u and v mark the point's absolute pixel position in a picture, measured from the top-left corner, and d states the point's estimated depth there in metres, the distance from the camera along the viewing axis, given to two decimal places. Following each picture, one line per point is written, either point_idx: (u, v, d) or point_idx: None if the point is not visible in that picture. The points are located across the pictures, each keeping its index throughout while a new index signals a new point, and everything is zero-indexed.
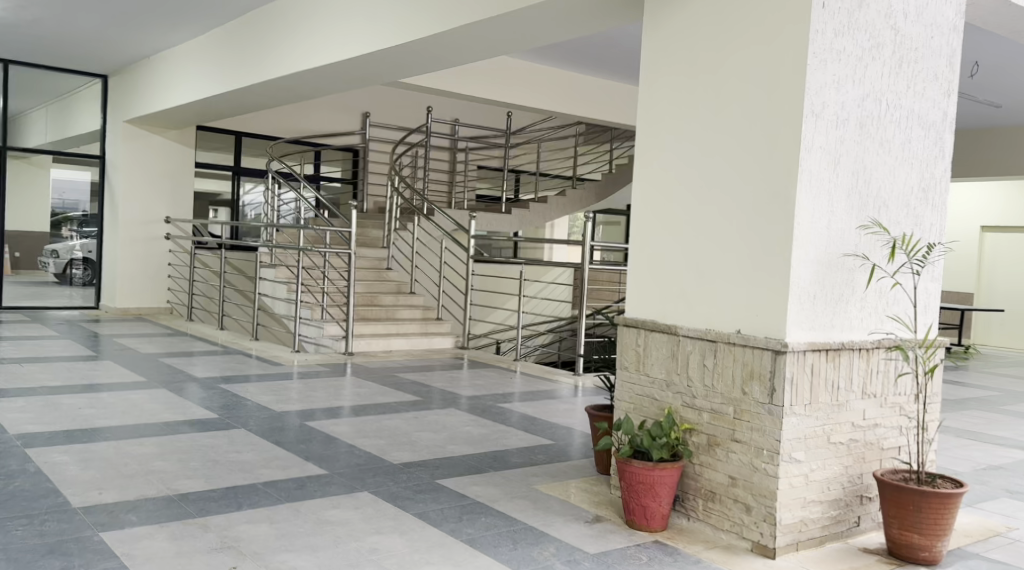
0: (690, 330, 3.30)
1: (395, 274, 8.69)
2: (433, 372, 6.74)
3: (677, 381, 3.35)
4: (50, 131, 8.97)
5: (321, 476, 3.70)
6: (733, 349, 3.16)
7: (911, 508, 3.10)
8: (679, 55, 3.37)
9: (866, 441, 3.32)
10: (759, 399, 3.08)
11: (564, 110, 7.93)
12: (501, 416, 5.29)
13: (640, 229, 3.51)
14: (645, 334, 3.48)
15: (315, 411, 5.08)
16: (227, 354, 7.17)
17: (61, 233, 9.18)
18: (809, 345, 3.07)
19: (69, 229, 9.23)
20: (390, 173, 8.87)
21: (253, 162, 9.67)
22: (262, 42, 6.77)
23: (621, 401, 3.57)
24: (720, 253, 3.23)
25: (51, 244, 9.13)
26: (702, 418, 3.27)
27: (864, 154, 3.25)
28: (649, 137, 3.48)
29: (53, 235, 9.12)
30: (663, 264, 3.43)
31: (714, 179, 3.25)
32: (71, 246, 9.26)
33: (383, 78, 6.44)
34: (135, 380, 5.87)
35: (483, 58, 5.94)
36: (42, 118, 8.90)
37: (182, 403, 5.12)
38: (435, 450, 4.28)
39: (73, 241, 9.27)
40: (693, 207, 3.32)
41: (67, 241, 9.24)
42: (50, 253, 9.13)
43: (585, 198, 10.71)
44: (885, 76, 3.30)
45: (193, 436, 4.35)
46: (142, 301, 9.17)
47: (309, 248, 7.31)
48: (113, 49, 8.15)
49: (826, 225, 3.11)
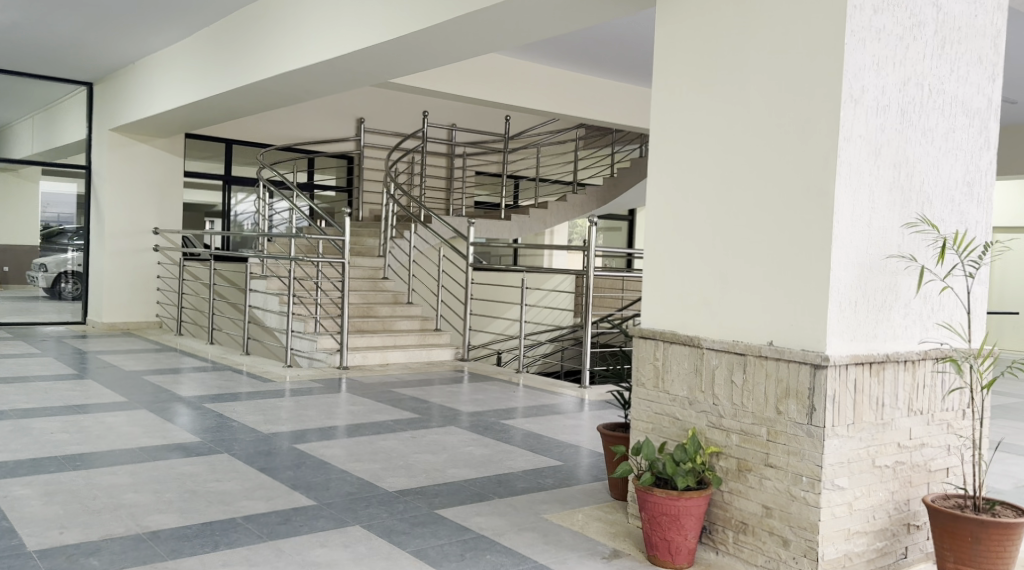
0: (714, 343, 2.97)
1: (391, 284, 8.35)
2: (432, 387, 6.40)
3: (701, 399, 3.02)
4: (36, 142, 8.67)
5: (309, 508, 3.36)
6: (765, 364, 2.83)
7: (969, 540, 2.77)
8: (698, 35, 3.04)
9: (914, 463, 2.98)
10: (795, 419, 2.75)
11: (563, 108, 7.62)
12: (505, 434, 4.95)
13: (655, 229, 3.18)
14: (664, 346, 3.14)
15: (307, 432, 4.75)
16: (216, 370, 6.84)
17: (52, 246, 8.89)
18: (851, 358, 2.74)
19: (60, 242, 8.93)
20: (386, 179, 8.54)
21: (243, 171, 9.35)
22: (241, 41, 6.54)
23: (638, 420, 3.24)
24: (748, 257, 2.90)
25: (40, 257, 8.83)
26: (729, 440, 2.93)
27: (905, 144, 2.93)
28: (665, 129, 3.15)
29: (43, 248, 8.83)
30: (682, 269, 3.10)
31: (740, 173, 2.92)
32: (62, 259, 8.95)
33: (366, 79, 6.15)
34: (117, 401, 5.53)
35: (475, 55, 5.64)
36: (28, 129, 8.59)
37: (164, 426, 4.78)
38: (435, 475, 3.93)
39: (64, 254, 8.96)
40: (716, 206, 2.99)
41: (59, 255, 8.93)
42: (39, 267, 8.83)
43: (587, 204, 10.37)
44: (927, 58, 2.97)
45: (172, 463, 4.00)
46: (130, 315, 8.81)
47: (302, 257, 6.95)
48: (92, 53, 7.83)
49: (867, 223, 2.79)
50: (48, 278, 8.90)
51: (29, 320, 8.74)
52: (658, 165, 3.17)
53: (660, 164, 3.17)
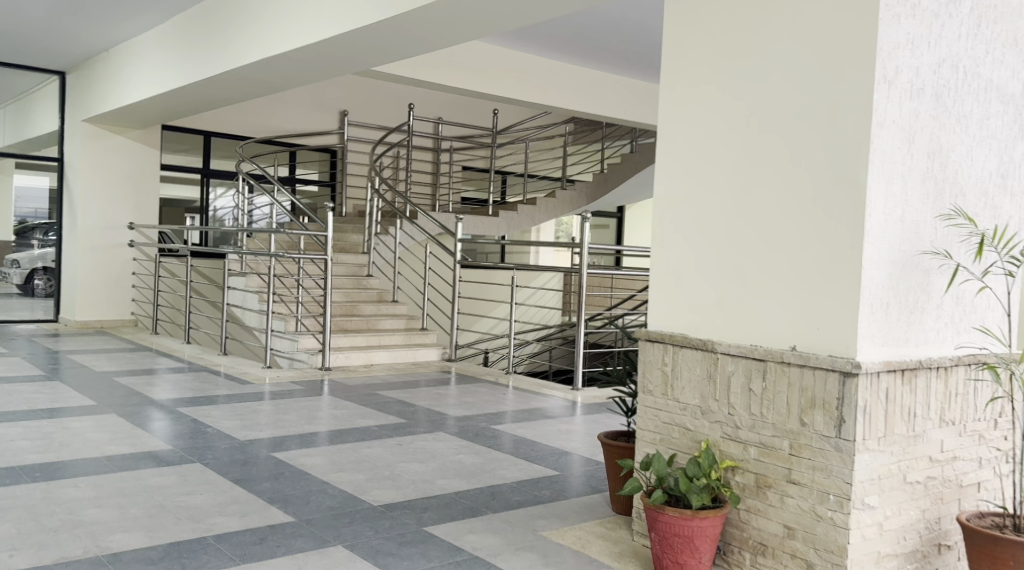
0: (730, 347, 2.72)
1: (376, 281, 8.07)
2: (418, 389, 6.13)
3: (715, 409, 2.77)
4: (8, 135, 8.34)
5: (287, 526, 3.10)
6: (787, 371, 2.58)
7: (1010, 564, 2.52)
8: (712, 11, 2.79)
9: (945, 478, 2.74)
10: (821, 431, 2.51)
11: (552, 100, 7.37)
12: (496, 440, 4.68)
13: (662, 224, 2.92)
14: (673, 350, 2.89)
15: (287, 439, 4.48)
16: (193, 371, 6.53)
17: (27, 242, 8.55)
18: (884, 365, 2.50)
19: (36, 237, 8.59)
20: (371, 172, 8.25)
21: (223, 164, 9.06)
22: (217, 28, 6.26)
23: (643, 430, 2.99)
24: (768, 255, 2.65)
25: (14, 253, 8.50)
26: (746, 454, 2.69)
27: (940, 131, 2.68)
28: (675, 116, 2.89)
29: (17, 244, 8.49)
30: (693, 269, 2.85)
31: (760, 162, 2.67)
32: (35, 254, 8.62)
33: (346, 67, 5.88)
34: (86, 405, 5.23)
35: (462, 42, 5.37)
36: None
37: (134, 432, 4.49)
38: (423, 486, 3.66)
39: (38, 250, 8.63)
40: (732, 198, 2.74)
41: (32, 250, 8.59)
42: (11, 263, 8.50)
43: (576, 199, 10.13)
44: (962, 38, 2.73)
45: (140, 474, 3.72)
46: (104, 313, 8.48)
47: (283, 253, 6.64)
48: (62, 40, 7.52)
49: (900, 217, 2.55)
50: (21, 274, 8.58)
51: (2, 318, 8.39)
52: (666, 154, 2.91)
53: (669, 153, 2.91)
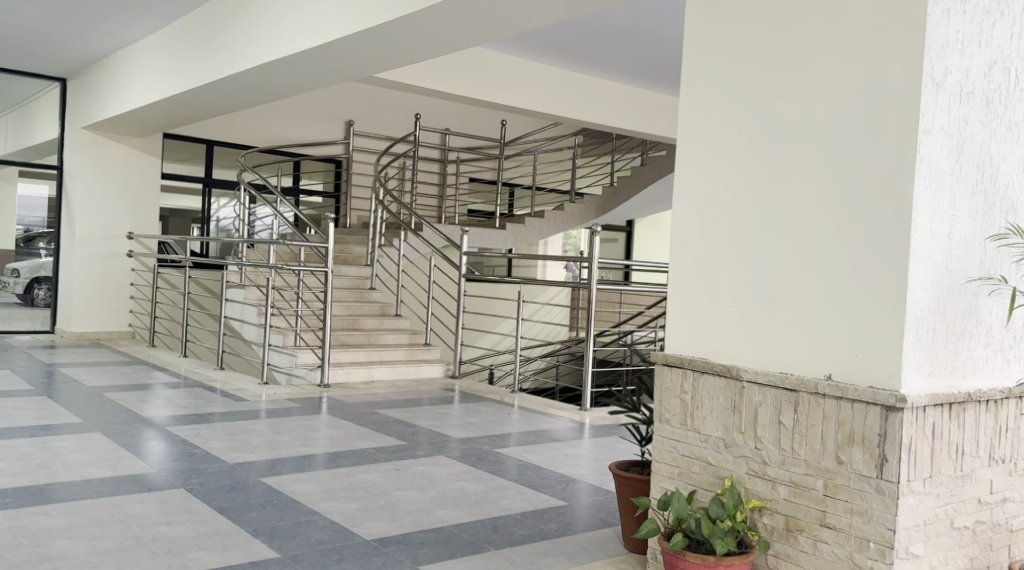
0: (757, 375, 2.48)
1: (379, 294, 7.83)
2: (420, 408, 5.87)
3: (740, 442, 2.52)
4: (8, 141, 8.14)
5: (270, 563, 2.86)
6: (823, 403, 2.33)
7: None
8: (739, 6, 2.54)
9: (994, 522, 2.48)
10: (859, 470, 2.26)
11: (562, 109, 7.14)
12: (499, 465, 4.43)
13: (681, 238, 2.68)
14: (693, 377, 2.64)
15: (281, 462, 4.23)
16: (188, 387, 6.28)
17: (32, 250, 8.35)
18: (931, 399, 2.25)
19: (41, 246, 8.40)
20: (376, 182, 8.01)
21: (226, 174, 8.89)
22: (217, 33, 6.06)
23: (659, 463, 2.74)
24: (800, 273, 2.40)
25: (15, 262, 8.29)
26: (775, 493, 2.43)
27: (990, 140, 2.44)
28: (697, 121, 2.64)
29: (19, 252, 8.29)
30: (716, 288, 2.60)
31: (792, 171, 2.42)
32: (38, 264, 8.41)
33: (352, 72, 5.64)
34: (73, 422, 4.99)
35: (471, 46, 5.14)
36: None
37: (118, 454, 4.25)
38: (420, 518, 3.41)
39: (42, 259, 8.42)
40: (759, 212, 2.49)
41: (35, 260, 8.39)
42: (11, 272, 8.29)
43: (586, 212, 9.87)
44: (1015, 38, 2.48)
45: (119, 500, 3.49)
46: (101, 325, 8.25)
47: (283, 266, 6.38)
48: (61, 46, 7.33)
49: (947, 234, 2.30)
50: (22, 284, 8.37)
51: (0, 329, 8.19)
52: (686, 161, 2.67)
53: (689, 160, 2.67)
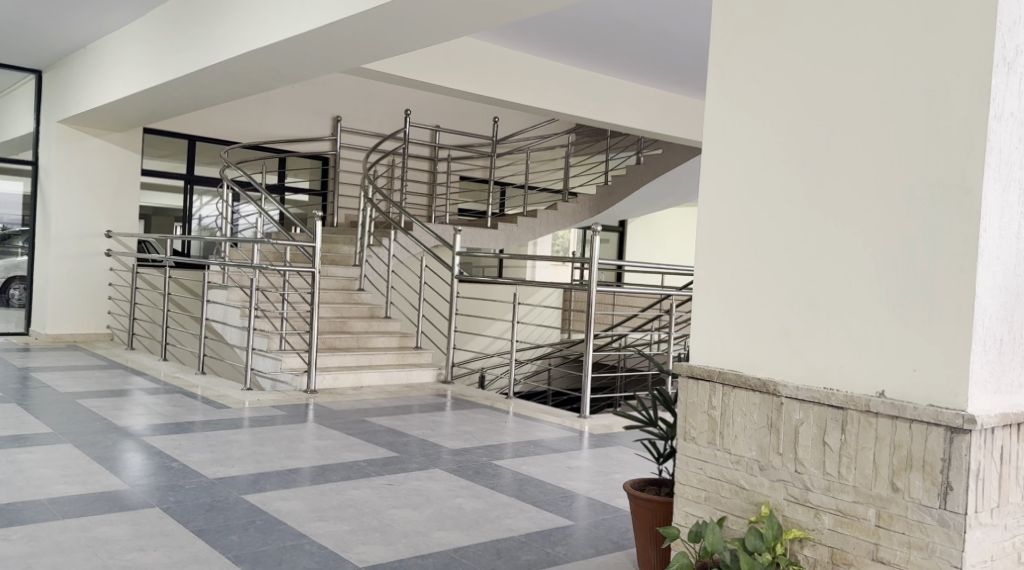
0: (798, 390, 2.22)
1: (368, 296, 7.54)
2: (411, 416, 5.60)
3: (776, 464, 2.26)
4: None
5: None
6: (875, 423, 2.08)
7: None
8: None
9: None
10: (918, 499, 2.00)
11: (555, 104, 6.88)
12: (497, 479, 4.14)
13: (709, 236, 2.42)
14: (722, 391, 2.39)
15: (264, 476, 3.95)
16: (169, 394, 5.98)
17: (10, 249, 8.04)
18: (1000, 420, 1.99)
19: (20, 245, 8.07)
20: (365, 180, 7.71)
21: (207, 171, 8.55)
22: (198, 22, 5.75)
23: (685, 487, 2.47)
24: (848, 277, 2.15)
25: None
26: (818, 523, 2.17)
27: None
28: (728, 108, 2.38)
29: None
30: (749, 293, 2.33)
31: (839, 163, 2.17)
32: (17, 263, 8.08)
33: (340, 63, 5.36)
34: (42, 432, 4.69)
35: (464, 34, 4.87)
36: None
37: (89, 468, 3.96)
38: (416, 541, 3.15)
39: (20, 258, 8.10)
40: (800, 209, 2.24)
41: (12, 259, 8.06)
42: None
43: (579, 212, 9.64)
44: None
45: (88, 522, 3.21)
46: (77, 327, 7.91)
47: (267, 266, 6.05)
48: (37, 36, 7.01)
49: (1017, 233, 2.04)
50: None
51: None
52: (715, 152, 2.41)
53: (718, 151, 2.40)
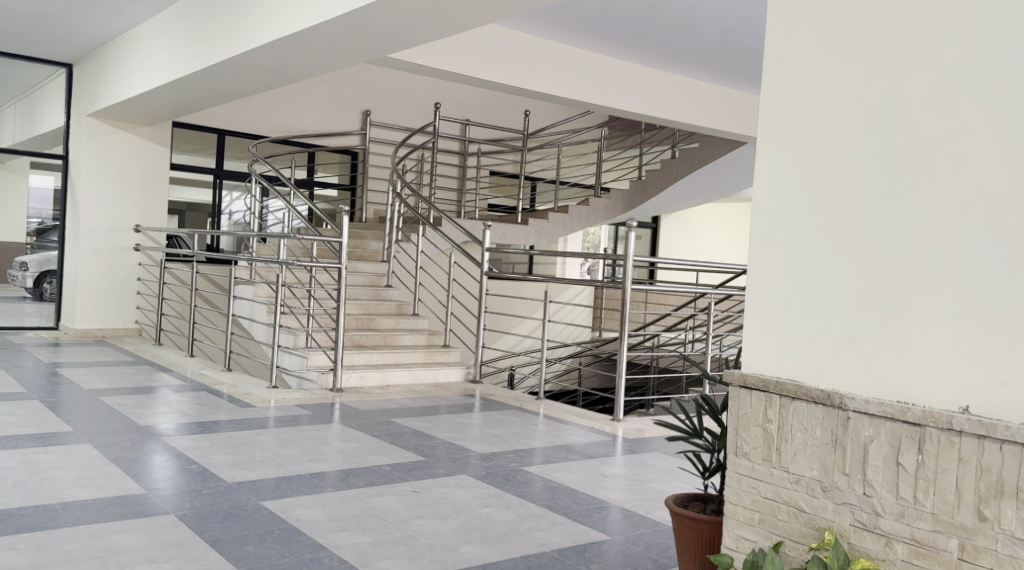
0: (867, 402, 2.00)
1: (395, 293, 7.36)
2: (438, 417, 5.40)
3: (841, 486, 2.04)
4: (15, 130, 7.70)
5: None
6: (957, 443, 1.86)
7: None
8: None
9: None
10: (1010, 530, 1.79)
11: (588, 97, 6.67)
12: (527, 487, 3.94)
13: (763, 230, 2.19)
14: (779, 403, 2.16)
15: (285, 481, 3.77)
16: (194, 391, 5.85)
17: (47, 242, 7.96)
18: None
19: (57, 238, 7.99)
20: (393, 174, 7.50)
21: (237, 166, 8.45)
22: (224, 10, 5.60)
23: (737, 507, 2.25)
24: (926, 277, 1.92)
25: (27, 255, 7.91)
26: (890, 554, 1.95)
27: None
28: (790, 90, 2.15)
29: (35, 245, 7.91)
30: (812, 294, 2.10)
31: (918, 151, 1.94)
32: (50, 258, 8.01)
33: (366, 52, 5.19)
34: (63, 432, 4.55)
35: (490, 22, 4.66)
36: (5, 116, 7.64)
37: (106, 471, 3.81)
38: (443, 556, 2.96)
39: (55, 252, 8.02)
40: (871, 201, 2.01)
41: (46, 253, 7.98)
42: (20, 266, 7.91)
43: (612, 208, 9.38)
44: None
45: (99, 530, 3.04)
46: (105, 322, 7.78)
47: (292, 259, 5.85)
48: (63, 29, 6.89)
49: None
50: (30, 277, 7.98)
51: (8, 324, 7.81)
52: (772, 139, 2.18)
53: (776, 134, 2.18)
